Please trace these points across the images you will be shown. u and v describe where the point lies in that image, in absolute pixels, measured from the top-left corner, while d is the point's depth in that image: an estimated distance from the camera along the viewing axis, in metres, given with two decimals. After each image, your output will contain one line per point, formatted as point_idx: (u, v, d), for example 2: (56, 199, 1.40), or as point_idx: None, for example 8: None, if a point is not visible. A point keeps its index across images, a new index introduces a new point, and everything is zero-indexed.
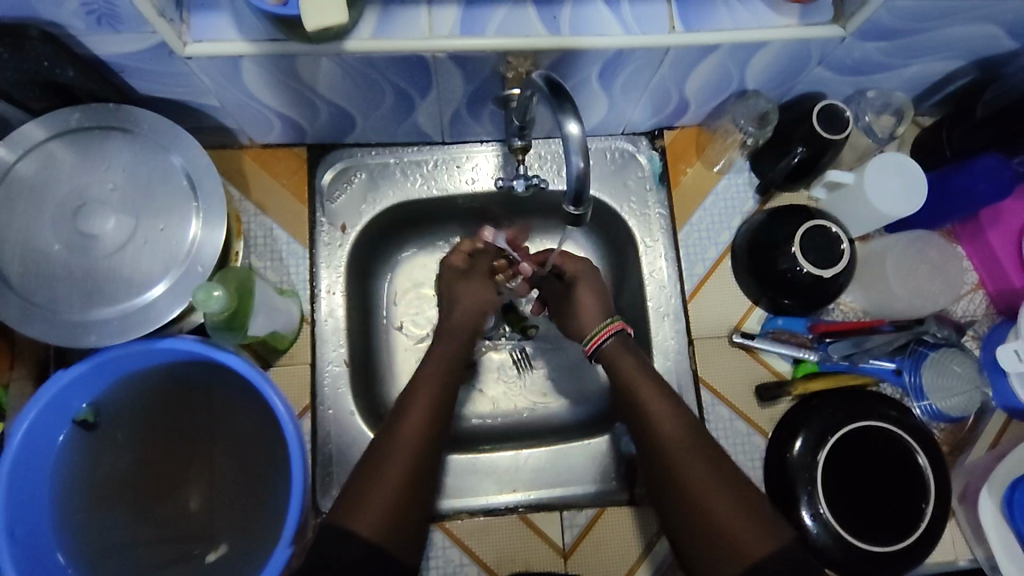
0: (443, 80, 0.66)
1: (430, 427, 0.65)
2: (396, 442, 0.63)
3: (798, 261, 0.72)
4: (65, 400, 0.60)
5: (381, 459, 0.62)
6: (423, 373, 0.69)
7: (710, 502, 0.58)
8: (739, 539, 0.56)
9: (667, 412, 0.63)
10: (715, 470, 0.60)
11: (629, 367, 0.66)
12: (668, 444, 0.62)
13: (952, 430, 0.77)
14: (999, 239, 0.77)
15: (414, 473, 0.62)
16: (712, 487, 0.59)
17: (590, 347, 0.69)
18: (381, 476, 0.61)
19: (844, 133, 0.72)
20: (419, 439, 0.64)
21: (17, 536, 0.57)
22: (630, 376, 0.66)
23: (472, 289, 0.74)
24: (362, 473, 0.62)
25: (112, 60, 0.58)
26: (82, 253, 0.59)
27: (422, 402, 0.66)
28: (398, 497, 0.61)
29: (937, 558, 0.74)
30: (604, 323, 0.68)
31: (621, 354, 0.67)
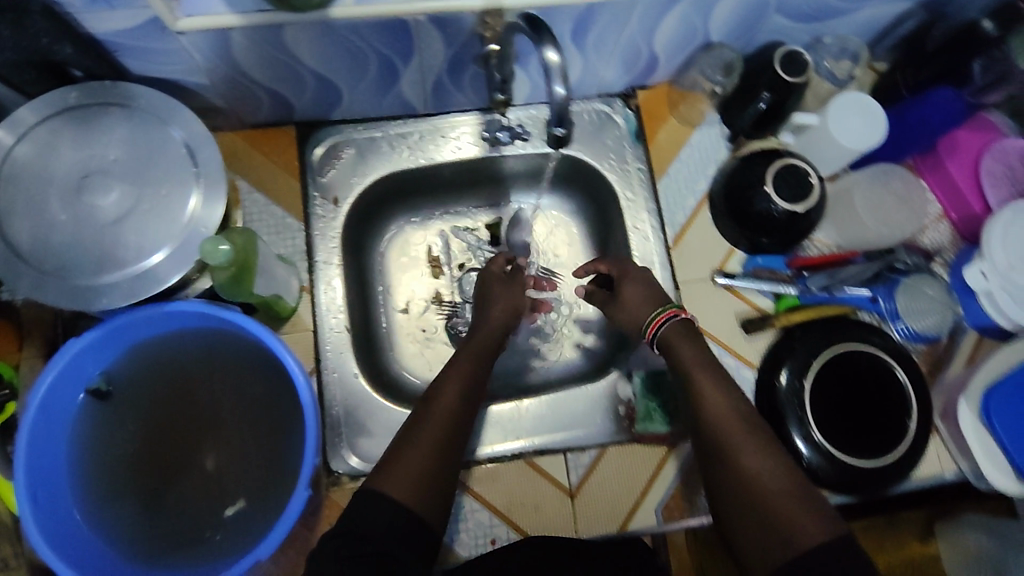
0: (424, 44, 0.69)
1: (465, 403, 0.65)
2: (429, 414, 0.62)
3: (771, 200, 0.76)
4: (80, 367, 0.63)
5: (414, 428, 0.62)
6: (458, 359, 0.69)
7: (765, 491, 0.55)
8: (795, 529, 0.52)
9: (720, 394, 0.61)
10: (771, 457, 0.57)
11: (688, 351, 0.64)
12: (722, 427, 0.59)
13: (930, 350, 0.81)
14: (958, 169, 0.82)
15: (446, 441, 0.61)
16: (768, 474, 0.55)
17: (651, 330, 0.67)
18: (413, 442, 0.60)
19: (805, 76, 0.75)
20: (452, 411, 0.63)
21: (39, 500, 0.60)
22: (685, 360, 0.64)
23: (504, 291, 0.79)
24: (396, 442, 0.61)
25: (108, 38, 0.61)
26: (89, 221, 0.61)
27: (455, 380, 0.66)
28: (431, 462, 0.59)
29: (924, 472, 0.78)
30: (660, 309, 0.67)
31: (681, 338, 0.65)
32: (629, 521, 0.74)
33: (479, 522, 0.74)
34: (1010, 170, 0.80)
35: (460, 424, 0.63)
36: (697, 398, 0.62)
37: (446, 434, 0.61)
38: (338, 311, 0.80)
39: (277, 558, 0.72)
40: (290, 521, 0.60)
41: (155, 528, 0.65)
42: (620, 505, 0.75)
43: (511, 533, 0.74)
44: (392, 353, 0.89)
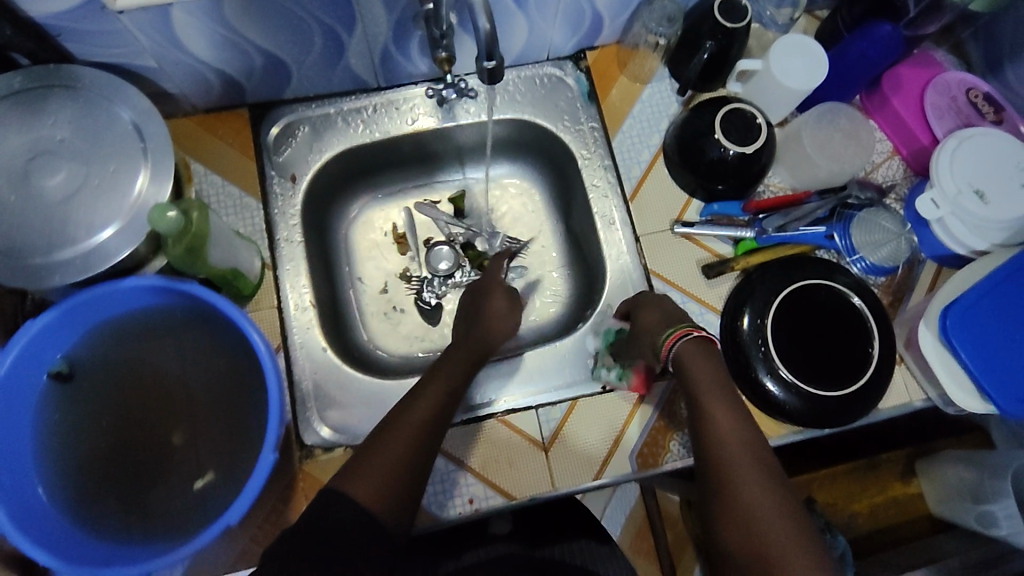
0: (366, 10, 0.70)
1: (443, 408, 0.63)
2: (400, 420, 0.61)
3: (722, 145, 0.77)
4: (40, 349, 0.64)
5: (385, 433, 0.60)
6: (440, 370, 0.68)
7: (761, 513, 0.55)
8: (782, 554, 0.52)
9: (726, 412, 0.62)
10: (769, 482, 0.57)
11: (701, 370, 0.65)
12: (727, 444, 0.59)
13: (889, 282, 0.82)
14: (903, 105, 0.83)
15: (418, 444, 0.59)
16: (765, 497, 0.55)
17: (664, 351, 0.68)
18: (384, 447, 0.58)
19: (745, 21, 0.76)
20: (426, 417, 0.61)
21: (4, 482, 0.60)
22: (696, 382, 0.64)
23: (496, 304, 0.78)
24: (364, 447, 0.59)
25: (48, 21, 0.61)
26: (39, 201, 0.62)
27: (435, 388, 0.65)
28: (401, 466, 0.57)
29: (891, 401, 0.79)
30: (675, 328, 0.68)
31: (695, 356, 0.66)
32: (604, 470, 0.76)
33: (454, 482, 0.75)
34: (953, 102, 0.82)
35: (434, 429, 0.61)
36: (705, 418, 0.62)
37: (418, 437, 0.60)
38: (302, 288, 0.80)
39: (253, 535, 0.71)
40: (257, 483, 0.61)
41: (123, 505, 0.65)
42: (593, 456, 0.76)
43: (487, 491, 0.75)
44: (362, 329, 0.89)
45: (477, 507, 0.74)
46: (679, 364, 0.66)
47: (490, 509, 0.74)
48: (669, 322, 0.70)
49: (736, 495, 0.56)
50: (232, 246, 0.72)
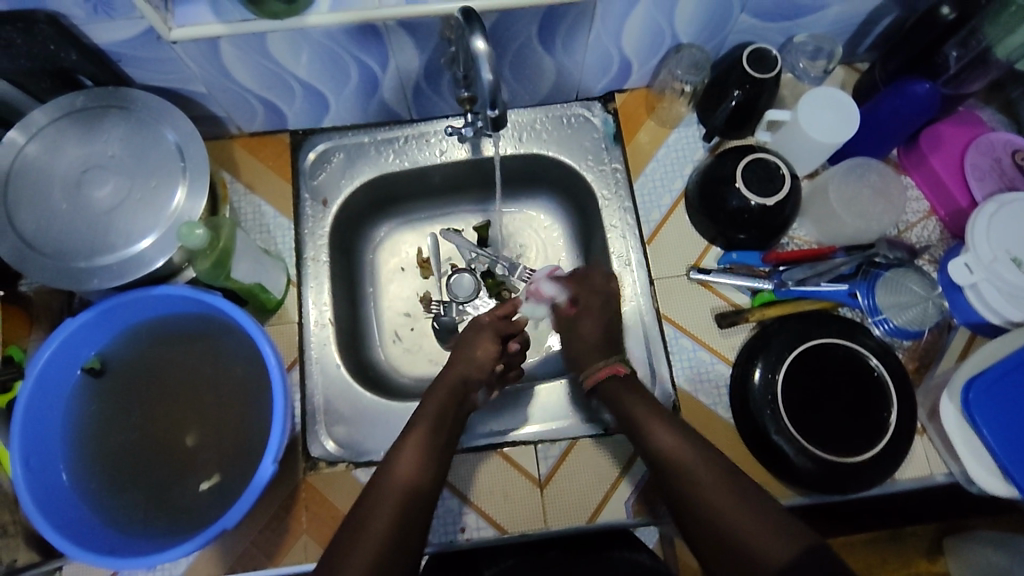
0: (398, 49, 0.74)
1: (425, 465, 0.65)
2: (387, 489, 0.62)
3: (743, 195, 0.76)
4: (76, 345, 0.69)
5: (374, 497, 0.62)
6: (412, 426, 0.68)
7: (721, 512, 0.59)
8: (750, 543, 0.56)
9: (663, 426, 0.67)
10: (720, 478, 0.61)
11: (630, 402, 0.71)
12: (670, 453, 0.65)
13: (915, 348, 0.78)
14: (942, 164, 0.80)
15: (401, 519, 0.60)
16: (720, 492, 0.60)
17: (589, 384, 0.75)
18: (369, 521, 0.59)
19: (775, 71, 0.76)
20: (405, 490, 0.62)
21: (31, 465, 0.65)
22: (627, 409, 0.70)
23: (480, 346, 0.75)
24: (352, 522, 0.60)
25: (110, 48, 0.67)
26: (86, 209, 0.68)
27: (409, 450, 0.65)
28: (388, 539, 0.58)
29: (910, 473, 0.75)
30: (606, 362, 0.75)
31: (623, 391, 0.72)
32: (598, 512, 0.75)
33: (449, 509, 0.76)
34: (996, 164, 0.79)
35: (417, 497, 0.62)
36: (646, 436, 0.67)
37: (400, 506, 0.61)
38: (324, 306, 0.84)
39: (254, 539, 0.74)
40: (254, 490, 0.64)
41: (138, 496, 0.70)
42: (587, 499, 0.76)
43: (480, 521, 0.75)
44: (379, 349, 0.92)
45: (469, 536, 0.75)
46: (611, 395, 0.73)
47: (482, 540, 0.75)
48: (599, 350, 0.77)
49: (694, 501, 0.61)
50: (259, 261, 0.76)
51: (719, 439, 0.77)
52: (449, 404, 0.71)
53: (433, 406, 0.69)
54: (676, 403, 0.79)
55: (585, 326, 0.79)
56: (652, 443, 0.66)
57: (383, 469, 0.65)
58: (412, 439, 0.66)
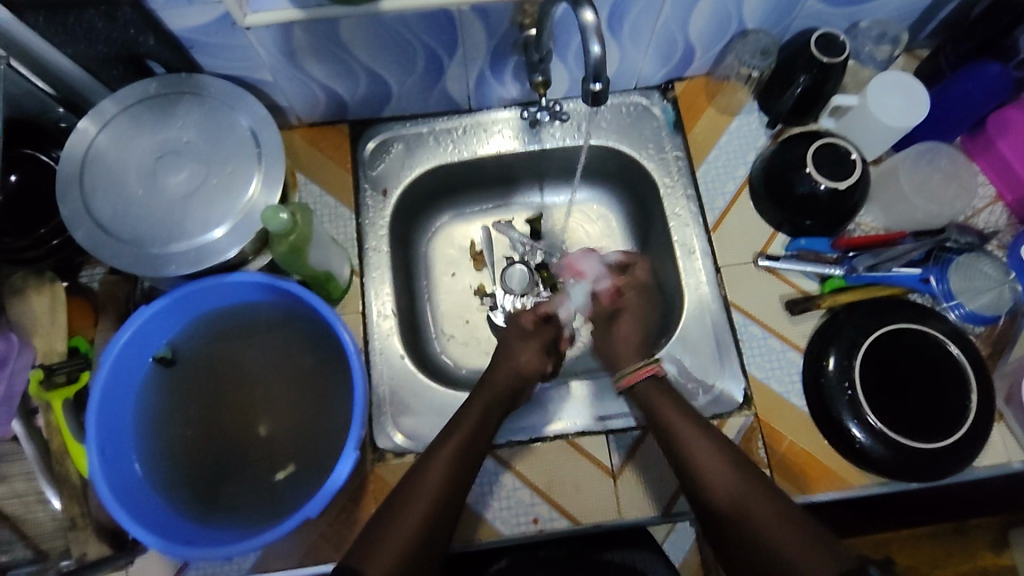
0: (468, 35, 0.73)
1: (461, 463, 0.64)
2: (417, 486, 0.62)
3: (814, 179, 0.76)
4: (149, 334, 0.69)
5: (406, 491, 0.62)
6: (450, 432, 0.66)
7: (756, 521, 0.58)
8: (795, 559, 0.54)
9: (701, 437, 0.65)
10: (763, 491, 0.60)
11: (660, 403, 0.69)
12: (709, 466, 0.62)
13: (988, 333, 0.78)
14: (1010, 148, 0.80)
15: (425, 528, 0.60)
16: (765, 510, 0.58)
17: (624, 385, 0.72)
18: (389, 531, 0.59)
19: (843, 55, 0.75)
20: (436, 497, 0.61)
21: (107, 455, 0.64)
22: (655, 407, 0.69)
23: (527, 354, 0.77)
24: (375, 526, 0.60)
25: (185, 34, 0.66)
26: (161, 196, 0.67)
27: (443, 456, 0.64)
28: (410, 549, 0.58)
29: (988, 460, 0.74)
30: (641, 363, 0.72)
31: (658, 393, 0.70)
32: (673, 504, 0.74)
33: (520, 500, 0.75)
34: None
35: (445, 506, 0.61)
36: (683, 450, 0.64)
37: (428, 515, 0.60)
38: (385, 297, 0.83)
39: (324, 530, 0.73)
40: (335, 482, 0.63)
41: (208, 487, 0.69)
42: (661, 490, 0.75)
43: (552, 512, 0.74)
44: (436, 342, 0.91)
45: (541, 527, 0.74)
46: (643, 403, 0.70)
47: (555, 531, 0.74)
48: (638, 351, 0.77)
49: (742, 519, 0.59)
50: (328, 249, 0.75)
51: (794, 427, 0.76)
52: (492, 407, 0.70)
53: (477, 408, 0.69)
54: (747, 392, 0.78)
55: (623, 327, 0.79)
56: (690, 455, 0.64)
57: (417, 465, 0.64)
58: (448, 446, 0.65)
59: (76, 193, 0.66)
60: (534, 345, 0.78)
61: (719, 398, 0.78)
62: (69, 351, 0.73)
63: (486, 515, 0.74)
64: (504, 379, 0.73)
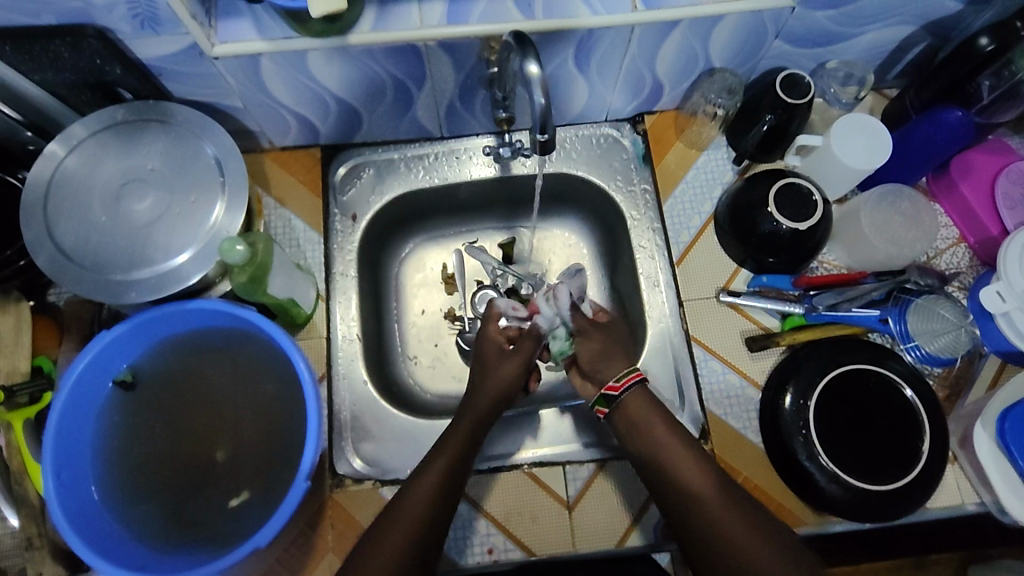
0: (435, 69, 0.74)
1: (444, 494, 0.63)
2: (399, 515, 0.62)
3: (775, 219, 0.76)
4: (109, 358, 0.70)
5: (388, 520, 0.62)
6: (440, 448, 0.67)
7: (729, 531, 0.60)
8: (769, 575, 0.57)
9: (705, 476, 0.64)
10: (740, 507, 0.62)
11: (644, 412, 0.68)
12: (719, 516, 0.61)
13: (945, 375, 0.79)
14: (971, 191, 0.81)
15: (414, 544, 0.60)
16: (741, 525, 0.60)
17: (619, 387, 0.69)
18: (373, 555, 0.59)
19: (807, 97, 0.76)
20: (423, 514, 0.62)
21: (62, 479, 0.65)
22: (637, 417, 0.68)
23: (503, 369, 0.73)
24: (368, 542, 0.61)
25: (154, 62, 0.67)
26: (125, 223, 0.68)
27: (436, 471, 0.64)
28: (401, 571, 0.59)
29: (942, 502, 0.75)
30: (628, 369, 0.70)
31: (641, 405, 0.69)
32: (626, 538, 0.75)
33: (475, 530, 0.75)
34: None
35: (431, 527, 0.62)
36: (667, 470, 0.65)
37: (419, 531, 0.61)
38: (351, 321, 0.83)
39: (279, 556, 0.73)
40: (287, 509, 0.63)
41: (166, 508, 0.70)
42: (616, 522, 0.75)
43: (508, 543, 0.75)
44: (403, 366, 0.91)
45: (496, 557, 0.74)
46: (623, 414, 0.69)
47: (509, 562, 0.75)
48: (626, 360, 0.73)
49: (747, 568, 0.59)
50: (293, 276, 0.77)
51: (750, 464, 0.77)
52: (476, 434, 0.69)
53: (460, 437, 0.67)
54: (705, 427, 0.78)
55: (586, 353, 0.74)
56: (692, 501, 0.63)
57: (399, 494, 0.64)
58: (437, 466, 0.65)
59: (40, 218, 0.67)
60: (511, 363, 0.73)
61: None
62: (33, 370, 0.74)
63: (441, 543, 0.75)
64: (490, 395, 0.72)
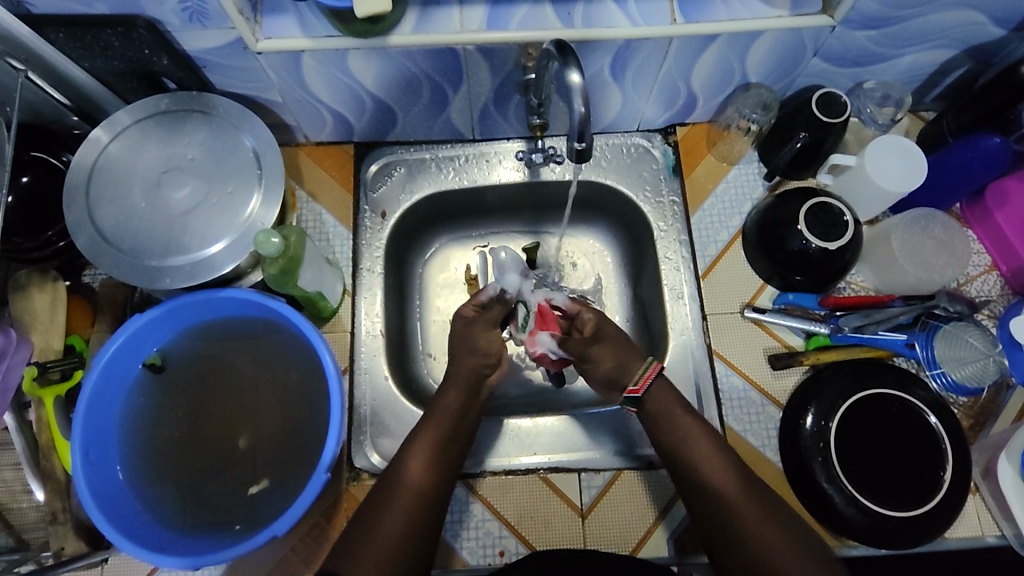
0: (473, 73, 0.75)
1: (436, 469, 0.69)
2: (398, 487, 0.67)
3: (805, 237, 0.76)
4: (140, 340, 0.72)
5: (386, 493, 0.67)
6: (420, 429, 0.71)
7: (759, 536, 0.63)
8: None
9: (736, 485, 0.66)
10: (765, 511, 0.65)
11: (672, 408, 0.71)
12: (761, 540, 0.63)
13: (970, 404, 0.78)
14: (1007, 219, 0.79)
15: (414, 522, 0.65)
16: (769, 530, 0.63)
17: (638, 387, 0.71)
18: (378, 528, 0.64)
19: (843, 116, 0.76)
20: (420, 487, 0.67)
21: (89, 456, 0.67)
22: (667, 411, 0.71)
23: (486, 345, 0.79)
24: (368, 512, 0.66)
25: (199, 55, 0.69)
26: (164, 210, 0.70)
27: (421, 450, 0.69)
28: (399, 544, 0.64)
29: (961, 532, 0.74)
30: (645, 366, 0.72)
31: (668, 397, 0.71)
32: (639, 548, 0.75)
33: (488, 531, 0.76)
34: None
35: (429, 499, 0.67)
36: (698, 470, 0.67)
37: (411, 505, 0.66)
38: (376, 317, 0.84)
39: (293, 545, 0.74)
40: (308, 497, 0.64)
41: (189, 486, 0.72)
42: (629, 533, 0.75)
43: (520, 546, 0.75)
44: (423, 363, 0.92)
45: (507, 560, 0.75)
46: (654, 411, 0.71)
47: None
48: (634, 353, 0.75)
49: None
50: (322, 270, 0.78)
51: (767, 483, 0.76)
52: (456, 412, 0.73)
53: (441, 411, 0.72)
54: (723, 442, 0.78)
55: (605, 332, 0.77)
56: (730, 512, 0.65)
57: (393, 467, 0.69)
58: (426, 437, 0.70)
59: (82, 201, 0.69)
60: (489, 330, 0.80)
61: None
62: (65, 348, 0.76)
63: (454, 543, 0.75)
64: (462, 383, 0.75)
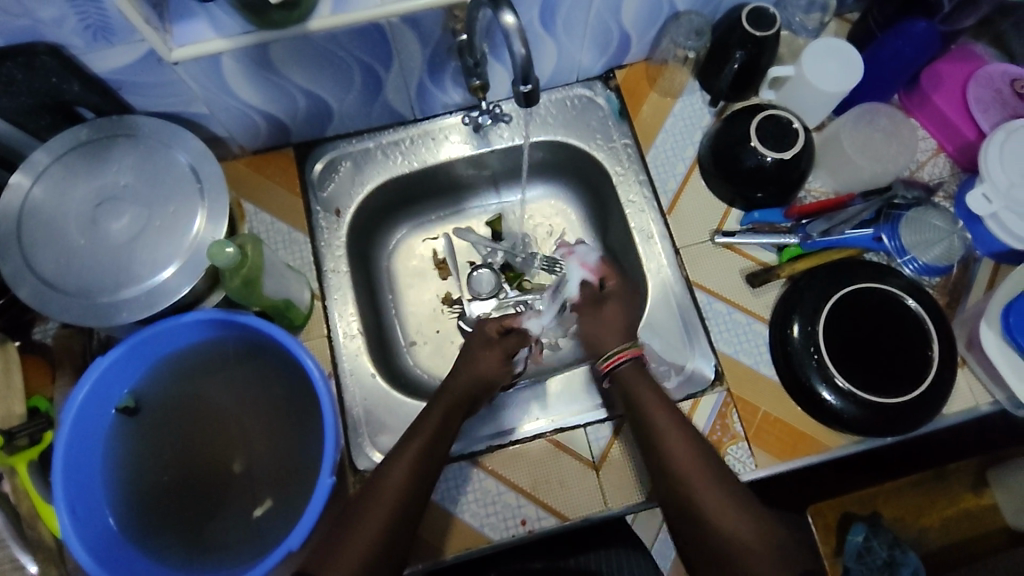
0: (402, 46, 0.72)
1: (425, 466, 0.65)
2: (379, 490, 0.63)
3: (760, 153, 0.77)
4: (109, 385, 0.68)
5: (368, 493, 0.63)
6: (409, 437, 0.66)
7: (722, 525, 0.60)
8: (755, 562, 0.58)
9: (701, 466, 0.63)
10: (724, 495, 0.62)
11: (643, 390, 0.69)
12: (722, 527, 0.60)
13: (944, 282, 0.80)
14: (945, 100, 0.82)
15: (405, 505, 0.62)
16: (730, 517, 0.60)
17: (605, 367, 0.71)
18: (358, 531, 0.60)
19: (774, 28, 0.76)
20: (407, 479, 0.63)
21: (78, 514, 0.63)
22: (637, 392, 0.69)
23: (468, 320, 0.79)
24: (351, 513, 0.62)
25: (111, 75, 0.65)
26: (105, 244, 0.66)
27: (405, 456, 0.65)
28: (378, 542, 0.60)
29: (958, 406, 0.76)
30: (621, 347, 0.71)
31: (637, 376, 0.70)
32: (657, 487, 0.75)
33: (506, 504, 0.75)
34: (997, 95, 0.81)
35: (415, 494, 0.63)
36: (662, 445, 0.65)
37: (395, 511, 0.62)
38: (350, 317, 0.82)
39: None
40: (315, 507, 0.62)
41: (189, 522, 0.69)
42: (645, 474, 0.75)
43: (540, 511, 0.74)
44: (406, 355, 0.90)
45: (531, 528, 0.74)
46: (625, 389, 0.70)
47: (544, 530, 0.74)
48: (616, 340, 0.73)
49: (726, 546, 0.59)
50: (285, 276, 0.75)
51: (768, 398, 0.77)
52: (456, 407, 0.70)
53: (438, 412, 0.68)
54: (719, 368, 0.78)
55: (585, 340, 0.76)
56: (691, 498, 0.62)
57: (380, 467, 0.65)
58: (413, 445, 0.66)
59: (15, 250, 0.65)
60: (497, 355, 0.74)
61: (691, 377, 0.79)
62: (30, 411, 0.72)
63: (473, 522, 0.74)
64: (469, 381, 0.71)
